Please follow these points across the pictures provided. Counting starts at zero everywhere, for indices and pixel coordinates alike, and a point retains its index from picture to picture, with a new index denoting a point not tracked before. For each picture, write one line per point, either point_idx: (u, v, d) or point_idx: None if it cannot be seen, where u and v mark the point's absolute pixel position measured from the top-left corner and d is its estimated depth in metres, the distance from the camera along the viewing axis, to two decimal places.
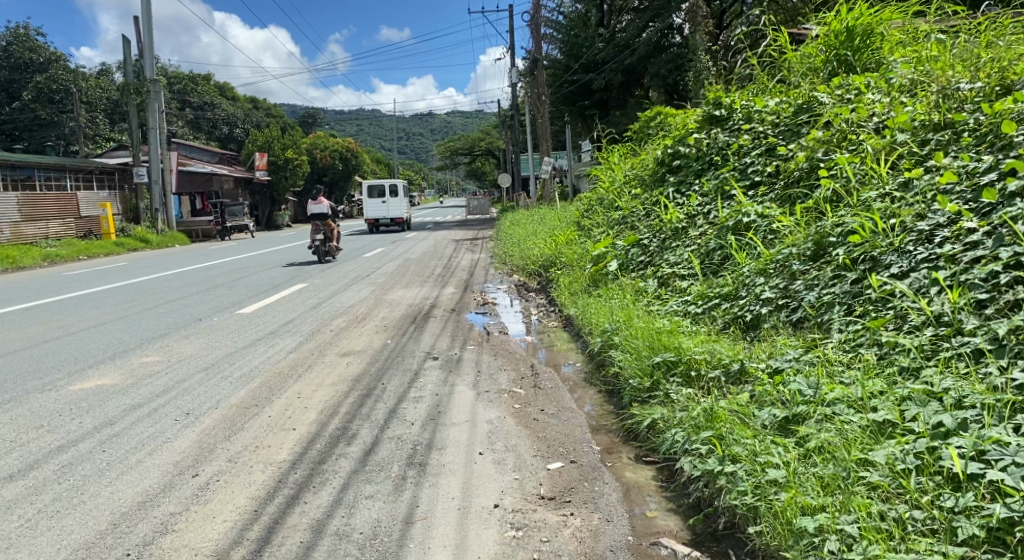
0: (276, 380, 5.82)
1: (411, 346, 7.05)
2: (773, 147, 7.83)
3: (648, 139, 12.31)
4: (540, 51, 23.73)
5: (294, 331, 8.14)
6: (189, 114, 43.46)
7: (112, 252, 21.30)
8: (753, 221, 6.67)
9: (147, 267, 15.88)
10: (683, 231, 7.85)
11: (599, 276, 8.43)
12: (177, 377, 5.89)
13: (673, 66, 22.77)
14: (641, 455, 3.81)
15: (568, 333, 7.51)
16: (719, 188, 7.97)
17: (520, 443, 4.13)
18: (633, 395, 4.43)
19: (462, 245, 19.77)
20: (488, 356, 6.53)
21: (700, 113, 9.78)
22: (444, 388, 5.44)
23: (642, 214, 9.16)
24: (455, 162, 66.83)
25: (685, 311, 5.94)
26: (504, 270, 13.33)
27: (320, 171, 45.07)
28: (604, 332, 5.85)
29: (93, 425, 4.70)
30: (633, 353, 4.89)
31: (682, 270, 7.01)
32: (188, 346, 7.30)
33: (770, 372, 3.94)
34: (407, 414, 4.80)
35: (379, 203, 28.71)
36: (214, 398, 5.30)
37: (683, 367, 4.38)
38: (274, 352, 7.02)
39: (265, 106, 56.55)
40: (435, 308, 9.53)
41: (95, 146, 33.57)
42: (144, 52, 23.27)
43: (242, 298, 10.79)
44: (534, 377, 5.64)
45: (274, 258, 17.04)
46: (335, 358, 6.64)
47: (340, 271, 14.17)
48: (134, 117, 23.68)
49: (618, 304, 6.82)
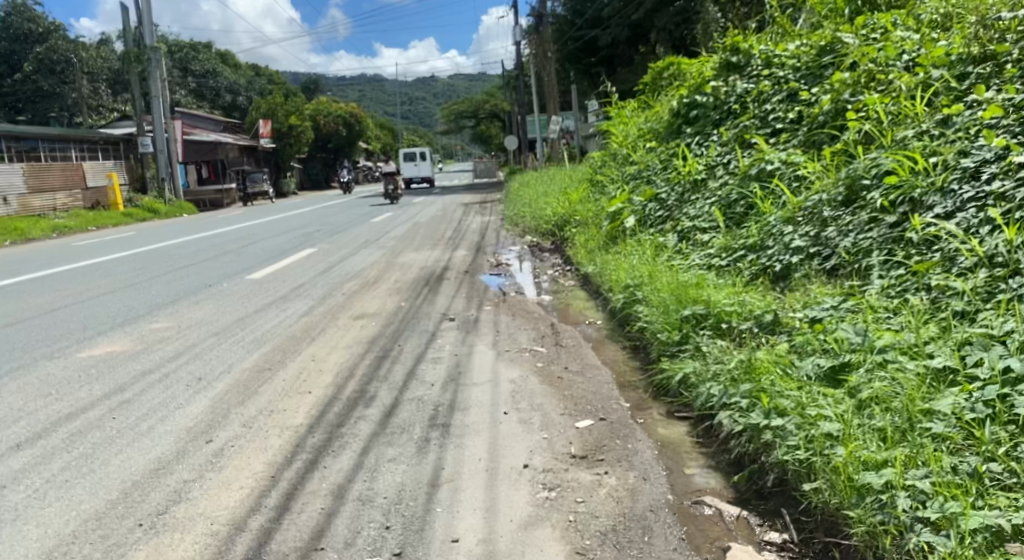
0: (289, 343, 5.67)
1: (426, 307, 6.90)
2: (796, 92, 7.55)
3: (661, 90, 11.97)
4: (543, 7, 23.22)
5: (305, 295, 7.98)
6: (191, 82, 42.90)
7: (120, 223, 21.16)
8: (778, 168, 6.43)
9: (155, 235, 15.72)
10: (702, 182, 7.61)
11: (616, 233, 8.20)
12: (188, 342, 5.76)
13: (681, 19, 22.20)
14: (674, 411, 3.63)
15: (586, 291, 7.30)
16: (739, 137, 7.71)
17: (545, 401, 3.97)
18: (661, 351, 4.22)
19: (471, 208, 19.53)
20: (506, 316, 6.34)
21: (717, 60, 9.44)
22: (463, 348, 5.28)
23: (657, 167, 8.89)
24: (459, 125, 66.24)
25: (709, 264, 5.76)
26: (516, 231, 13.10)
27: (323, 137, 44.53)
28: (627, 288, 5.63)
29: (103, 392, 4.56)
30: (658, 308, 4.69)
31: (703, 223, 6.78)
32: (198, 312, 7.16)
33: (810, 321, 3.74)
34: (427, 375, 4.65)
35: (413, 166, 35.76)
36: (225, 363, 5.14)
37: (714, 321, 4.17)
38: (285, 316, 6.87)
39: (267, 73, 55.79)
40: (447, 270, 9.33)
41: (97, 116, 33.27)
42: (143, 18, 22.90)
43: (252, 264, 10.66)
44: (555, 335, 5.48)
45: (281, 224, 16.87)
46: (349, 320, 6.49)
47: (348, 236, 13.96)
48: (136, 85, 23.40)
49: (638, 260, 6.62)
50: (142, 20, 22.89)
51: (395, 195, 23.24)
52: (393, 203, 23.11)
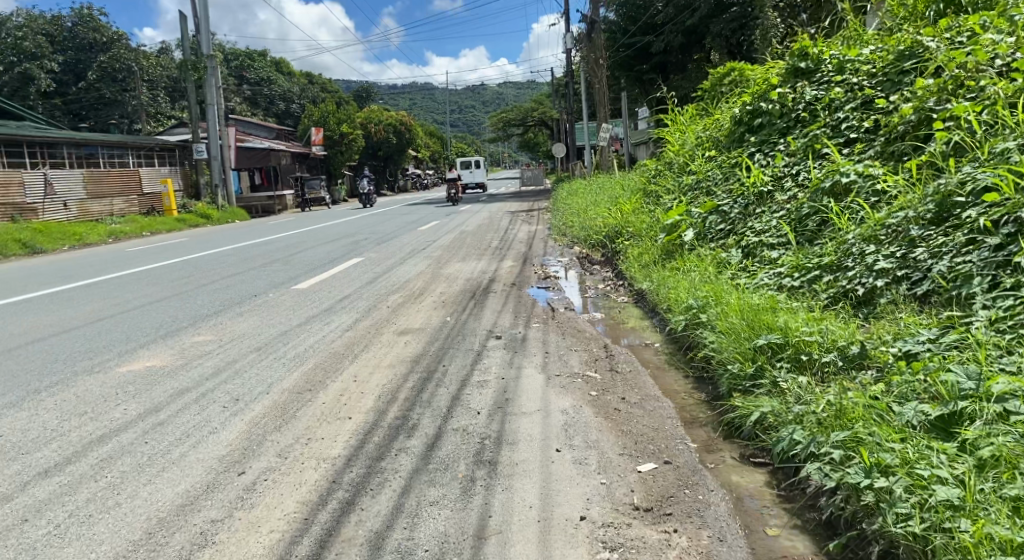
0: (330, 361, 5.43)
1: (472, 323, 6.60)
2: (871, 100, 7.13)
3: (720, 98, 11.52)
4: (596, 14, 22.90)
5: (350, 307, 7.77)
6: (247, 90, 43.68)
7: (175, 229, 21.48)
8: (854, 182, 6.02)
9: (206, 242, 15.78)
10: (769, 195, 7.19)
11: (673, 247, 7.79)
12: (229, 358, 5.58)
13: (737, 26, 21.75)
14: (749, 455, 3.28)
15: (640, 308, 6.90)
16: (808, 147, 7.29)
17: (601, 438, 3.63)
18: (731, 384, 3.84)
19: (518, 217, 19.25)
20: (556, 334, 6.01)
21: (783, 66, 8.99)
22: (511, 372, 4.96)
23: (718, 178, 8.47)
24: (507, 133, 66.18)
25: (780, 284, 5.41)
26: (564, 241, 12.75)
27: (373, 144, 44.84)
28: (689, 308, 5.25)
29: (137, 413, 4.38)
30: (727, 335, 4.30)
31: (771, 238, 6.38)
32: (242, 324, 7.01)
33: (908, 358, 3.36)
34: (472, 402, 4.34)
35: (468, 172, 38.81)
36: (265, 382, 4.93)
37: (793, 353, 3.79)
38: (329, 329, 6.66)
39: (321, 81, 56.55)
40: (494, 283, 9.03)
41: (157, 124, 34.08)
42: (201, 27, 23.29)
43: (298, 273, 10.53)
44: (610, 359, 5.12)
45: (329, 232, 16.82)
46: (393, 336, 6.23)
47: (395, 245, 13.80)
48: (194, 93, 23.81)
49: (699, 277, 6.23)
50: (201, 29, 23.28)
51: (457, 197, 27.22)
52: (456, 203, 27.01)
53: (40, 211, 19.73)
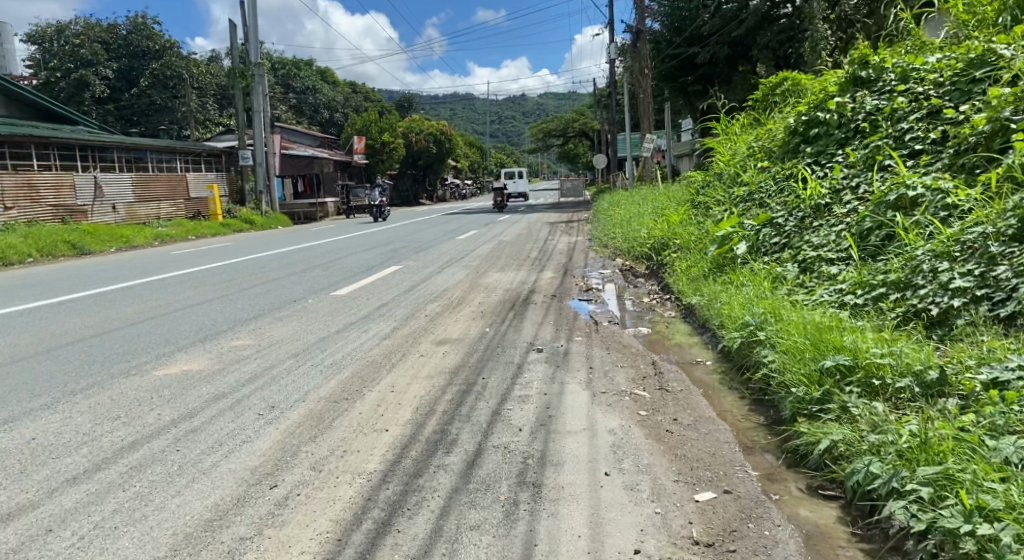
0: (367, 370, 5.27)
1: (513, 335, 6.40)
2: (938, 110, 6.82)
3: (772, 108, 11.20)
4: (641, 25, 22.67)
5: (388, 315, 7.64)
6: (293, 99, 44.32)
7: (219, 233, 21.73)
8: (922, 195, 5.72)
9: (248, 247, 15.86)
10: (827, 208, 6.87)
11: (724, 261, 7.50)
12: (266, 364, 5.47)
13: (785, 38, 21.27)
14: (817, 487, 3.01)
15: (688, 324, 6.62)
16: (870, 158, 6.97)
17: (653, 462, 3.41)
18: (795, 409, 3.56)
19: (558, 227, 19.03)
20: (600, 349, 5.77)
21: (841, 75, 8.68)
22: (553, 387, 4.73)
23: (771, 190, 8.15)
24: (548, 144, 66.11)
25: (841, 302, 5.12)
26: (606, 253, 12.49)
27: (414, 154, 45.13)
28: (745, 325, 4.96)
29: (171, 419, 4.26)
30: (790, 356, 4.01)
31: (830, 253, 6.07)
32: (280, 329, 6.92)
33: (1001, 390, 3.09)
34: (514, 418, 4.13)
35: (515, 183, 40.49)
36: (301, 390, 4.78)
37: (864, 377, 3.50)
38: (367, 337, 6.53)
39: (364, 90, 57.16)
40: (534, 294, 8.81)
41: (205, 130, 34.75)
42: (250, 36, 23.65)
43: (337, 279, 10.46)
44: (659, 377, 4.87)
45: (369, 239, 16.82)
46: (431, 346, 6.06)
47: (434, 253, 13.68)
48: (241, 100, 24.15)
49: (752, 293, 5.95)
50: (249, 37, 23.63)
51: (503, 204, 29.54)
52: (501, 210, 29.25)
53: (89, 213, 20.12)
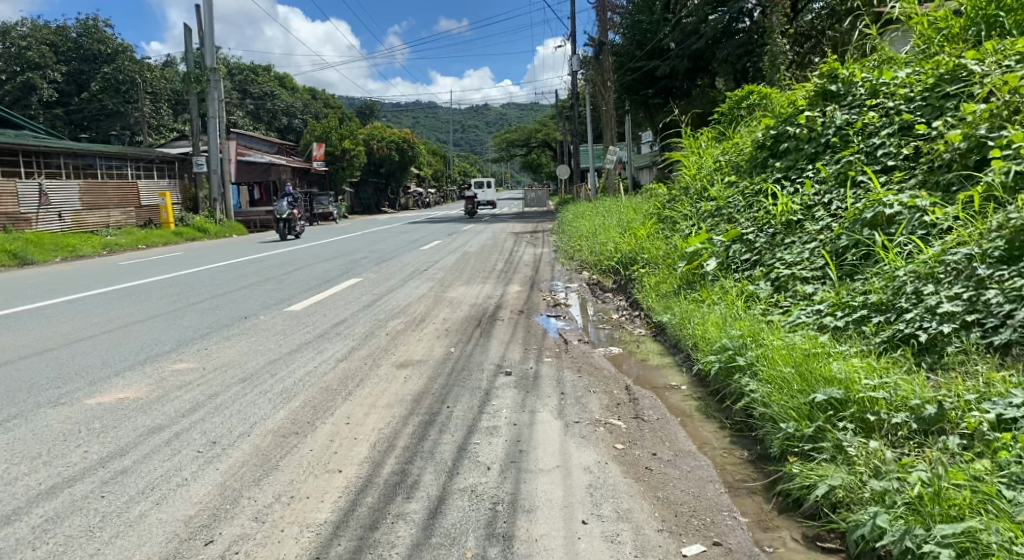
0: (321, 398, 4.91)
1: (479, 356, 6.07)
2: (909, 125, 6.71)
3: (737, 122, 11.08)
4: (603, 37, 22.60)
5: (346, 334, 7.24)
6: (250, 104, 43.42)
7: (171, 242, 20.98)
8: (898, 213, 5.55)
9: (198, 257, 15.19)
10: (798, 224, 6.69)
11: (694, 278, 7.27)
12: (210, 391, 5.06)
13: (743, 51, 21.56)
14: (814, 538, 2.81)
15: (660, 344, 6.37)
16: (841, 174, 6.83)
17: (635, 507, 3.14)
18: (785, 446, 3.32)
19: (523, 238, 18.75)
20: (570, 371, 5.47)
21: (810, 88, 8.58)
22: (522, 417, 4.40)
23: (740, 205, 7.97)
24: (510, 153, 65.97)
25: (820, 324, 4.91)
26: (573, 265, 12.21)
27: (376, 161, 44.56)
28: (723, 349, 4.70)
29: (99, 457, 3.83)
30: (776, 385, 3.75)
31: (805, 271, 5.87)
32: (228, 350, 6.48)
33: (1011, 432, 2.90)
34: (481, 454, 3.81)
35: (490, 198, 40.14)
36: (247, 423, 4.39)
37: (857, 412, 3.26)
38: (322, 359, 6.14)
39: (325, 97, 56.37)
40: (500, 309, 8.49)
41: (158, 136, 33.77)
42: (205, 40, 23.01)
43: (293, 294, 10.00)
44: (634, 404, 4.58)
45: (326, 250, 16.33)
46: (391, 369, 5.70)
47: (395, 265, 13.27)
48: (195, 106, 23.44)
49: (726, 312, 5.71)
50: (204, 42, 23.00)
51: (474, 212, 31.66)
52: (473, 218, 31.26)
53: (33, 221, 19.24)
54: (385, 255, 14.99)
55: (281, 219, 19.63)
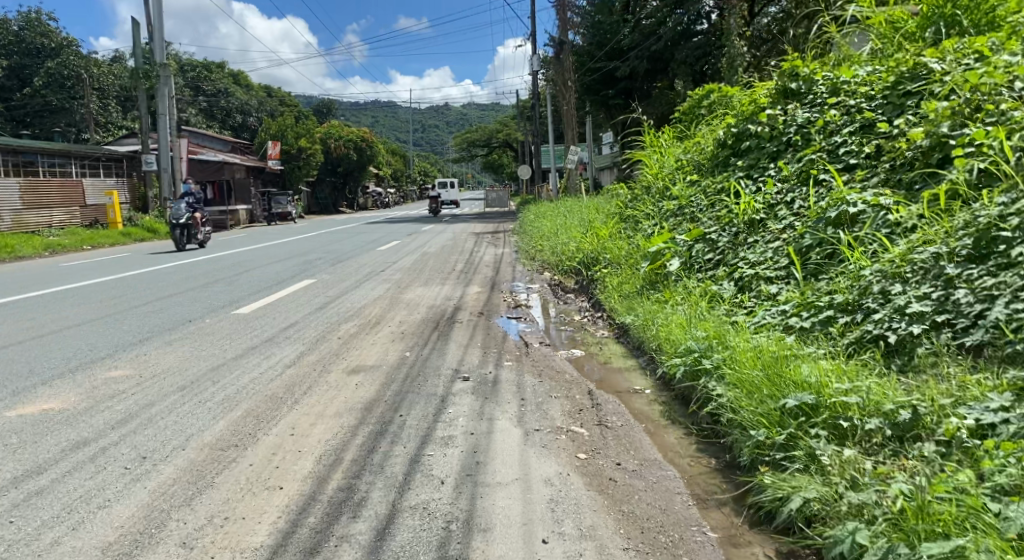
0: (265, 408, 4.61)
1: (436, 360, 5.81)
2: (871, 124, 6.67)
3: (698, 121, 11.00)
4: (563, 37, 22.49)
5: (296, 338, 6.91)
6: (203, 102, 42.38)
7: (119, 243, 20.24)
8: (862, 212, 5.47)
9: (145, 258, 14.59)
10: (761, 223, 6.59)
11: (656, 278, 7.12)
12: (145, 401, 4.72)
13: (702, 53, 21.74)
14: (789, 554, 2.66)
15: (623, 345, 6.19)
16: (804, 172, 6.75)
17: (599, 523, 2.95)
18: (755, 455, 3.15)
19: (483, 238, 18.51)
20: (531, 376, 5.25)
21: (770, 87, 8.52)
22: (480, 425, 4.17)
23: (702, 204, 7.86)
24: (471, 154, 65.68)
25: (786, 324, 4.79)
26: (534, 266, 12.01)
27: (334, 161, 43.86)
28: (688, 351, 4.53)
29: (13, 476, 3.50)
30: (744, 389, 3.59)
31: (769, 271, 5.76)
32: (168, 356, 6.11)
33: (991, 440, 2.76)
34: (435, 467, 3.57)
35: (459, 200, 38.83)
36: (183, 436, 4.08)
37: (830, 418, 3.11)
38: (270, 365, 5.82)
39: (280, 95, 55.35)
40: (459, 311, 8.24)
41: (106, 133, 32.69)
42: (154, 35, 22.30)
43: (243, 296, 9.60)
44: (597, 410, 4.38)
45: (280, 250, 15.89)
46: (342, 376, 5.42)
47: (351, 266, 12.92)
48: (144, 103, 22.69)
49: (690, 313, 5.57)
50: (153, 37, 22.28)
51: (437, 210, 32.72)
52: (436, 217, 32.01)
53: None
54: (336, 259, 14.12)
55: (178, 224, 16.15)
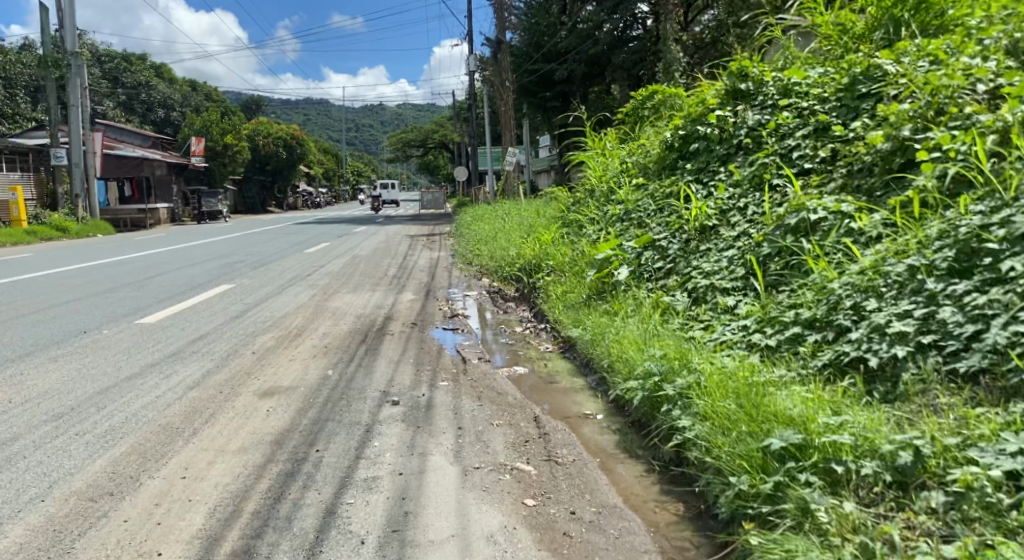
0: (156, 442, 3.92)
1: (363, 381, 5.17)
2: (825, 127, 6.35)
3: (642, 123, 10.63)
4: (501, 36, 22.00)
5: (204, 353, 6.15)
6: (122, 95, 40.25)
7: (22, 241, 18.74)
8: (823, 219, 5.10)
9: (49, 259, 13.39)
10: (713, 230, 6.20)
11: (604, 289, 6.66)
12: (8, 436, 3.98)
13: (637, 59, 21.60)
14: None
15: (570, 362, 5.69)
16: (756, 177, 6.40)
17: None
18: (735, 507, 2.72)
19: (418, 241, 17.80)
20: (470, 399, 4.67)
21: (718, 87, 8.16)
22: (410, 462, 3.59)
23: (650, 209, 7.47)
24: (406, 154, 64.55)
25: (749, 342, 4.36)
26: (471, 271, 11.43)
27: (262, 158, 42.30)
28: (646, 374, 4.04)
29: None
30: (718, 423, 3.12)
31: (725, 281, 5.35)
32: (48, 377, 5.29)
33: (1016, 494, 2.34)
34: (355, 521, 3.02)
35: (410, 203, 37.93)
36: (45, 481, 3.39)
37: (821, 461, 2.66)
38: (169, 386, 5.09)
39: (207, 90, 53.23)
40: (390, 322, 7.60)
41: (13, 125, 30.62)
42: (64, 22, 20.78)
43: (150, 303, 8.72)
44: (545, 440, 3.86)
45: (200, 251, 14.87)
46: (252, 400, 4.74)
47: (275, 269, 12.09)
48: (53, 93, 21.13)
49: (642, 328, 5.11)
50: (64, 24, 20.77)
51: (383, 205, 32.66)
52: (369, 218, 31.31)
53: None
54: (259, 262, 13.25)
55: None
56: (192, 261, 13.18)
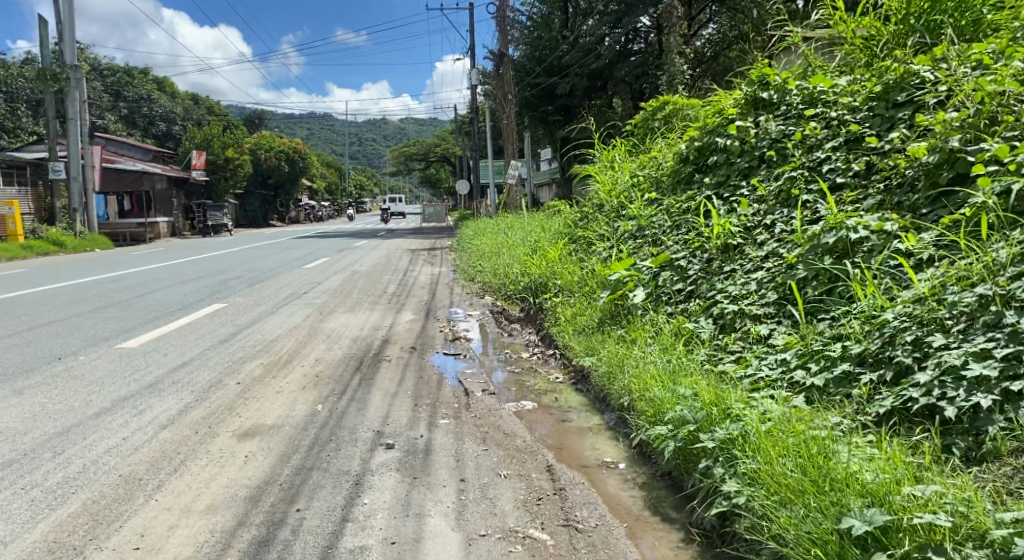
0: (113, 497, 3.42)
1: (355, 419, 4.63)
2: (858, 138, 5.84)
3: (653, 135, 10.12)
4: (504, 49, 21.55)
5: (184, 384, 5.62)
6: (123, 108, 39.87)
7: (14, 257, 18.19)
8: (866, 238, 4.57)
9: (37, 275, 12.88)
10: (738, 249, 5.67)
11: (617, 312, 6.12)
12: None
13: (640, 73, 21.15)
14: None
15: (583, 395, 5.15)
16: (783, 192, 5.87)
17: None
18: None
19: (419, 256, 17.27)
20: (474, 442, 4.14)
21: (737, 96, 7.65)
22: (406, 527, 3.08)
23: (665, 225, 6.97)
24: (408, 168, 64.20)
25: (790, 380, 3.81)
26: (475, 289, 10.88)
27: (264, 172, 41.87)
28: (676, 418, 3.50)
29: None
30: (778, 493, 2.64)
31: (754, 307, 4.80)
32: (5, 416, 4.75)
33: None
34: None
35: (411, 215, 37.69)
36: None
37: (915, 549, 2.25)
38: (140, 424, 4.56)
39: (209, 103, 52.93)
40: (388, 346, 7.07)
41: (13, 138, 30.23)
42: (63, 34, 20.34)
43: (135, 324, 8.21)
44: (561, 497, 3.33)
45: (193, 266, 14.34)
46: (230, 442, 4.22)
47: (270, 287, 11.59)
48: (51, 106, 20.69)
49: (664, 362, 4.56)
50: (63, 36, 20.34)
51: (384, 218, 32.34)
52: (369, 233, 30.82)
53: None
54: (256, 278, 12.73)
55: None
56: (185, 277, 12.65)
